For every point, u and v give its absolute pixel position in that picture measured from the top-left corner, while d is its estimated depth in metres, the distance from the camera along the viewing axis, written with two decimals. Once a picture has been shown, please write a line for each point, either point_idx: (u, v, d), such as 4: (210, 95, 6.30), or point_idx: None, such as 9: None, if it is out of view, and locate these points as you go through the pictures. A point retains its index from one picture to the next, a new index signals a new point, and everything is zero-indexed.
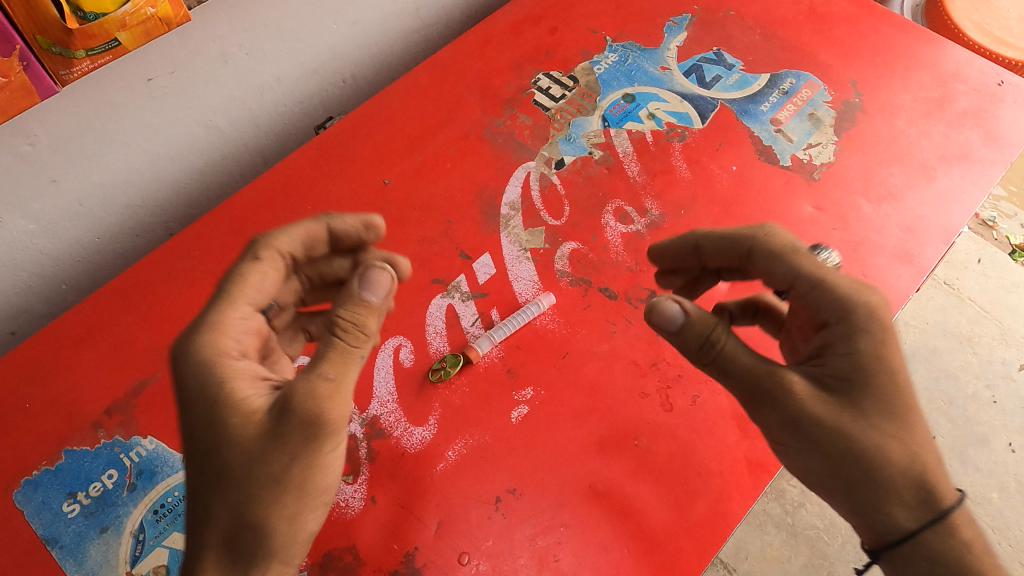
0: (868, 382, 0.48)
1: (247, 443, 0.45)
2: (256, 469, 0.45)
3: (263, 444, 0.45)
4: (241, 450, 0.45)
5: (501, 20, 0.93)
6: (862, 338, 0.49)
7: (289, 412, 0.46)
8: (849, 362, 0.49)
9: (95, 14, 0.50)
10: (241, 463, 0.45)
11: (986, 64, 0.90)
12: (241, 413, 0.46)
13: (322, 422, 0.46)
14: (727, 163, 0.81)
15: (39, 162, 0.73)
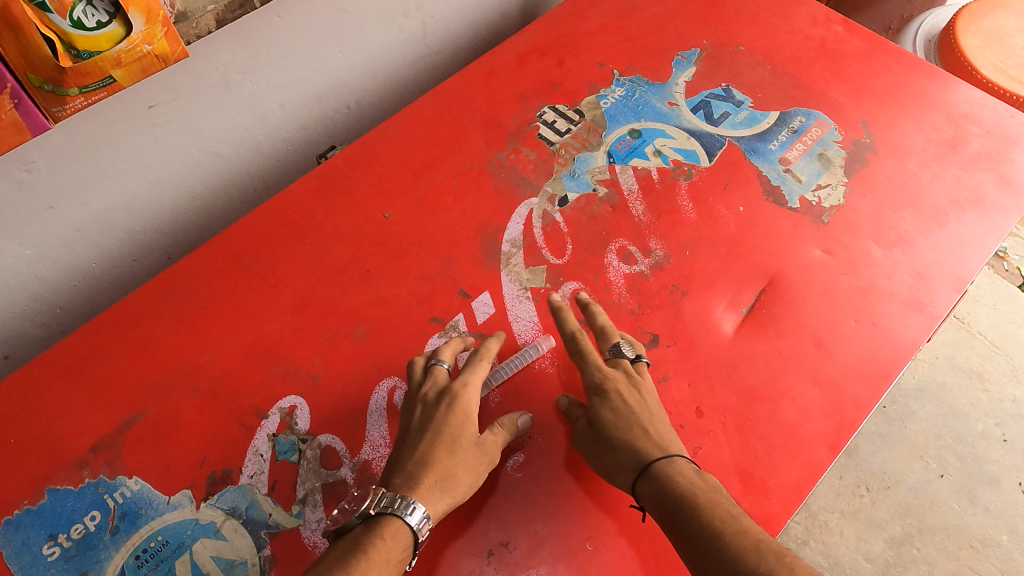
0: (606, 420, 0.60)
1: (470, 436, 0.60)
2: (468, 457, 0.59)
3: (478, 445, 0.60)
4: (465, 437, 0.60)
5: (507, 51, 0.92)
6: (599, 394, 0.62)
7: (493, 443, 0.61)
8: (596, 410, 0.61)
9: (89, 53, 0.49)
10: (461, 446, 0.59)
11: (1000, 105, 0.88)
12: (458, 430, 0.60)
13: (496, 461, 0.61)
14: (734, 203, 0.79)
15: (37, 189, 0.73)
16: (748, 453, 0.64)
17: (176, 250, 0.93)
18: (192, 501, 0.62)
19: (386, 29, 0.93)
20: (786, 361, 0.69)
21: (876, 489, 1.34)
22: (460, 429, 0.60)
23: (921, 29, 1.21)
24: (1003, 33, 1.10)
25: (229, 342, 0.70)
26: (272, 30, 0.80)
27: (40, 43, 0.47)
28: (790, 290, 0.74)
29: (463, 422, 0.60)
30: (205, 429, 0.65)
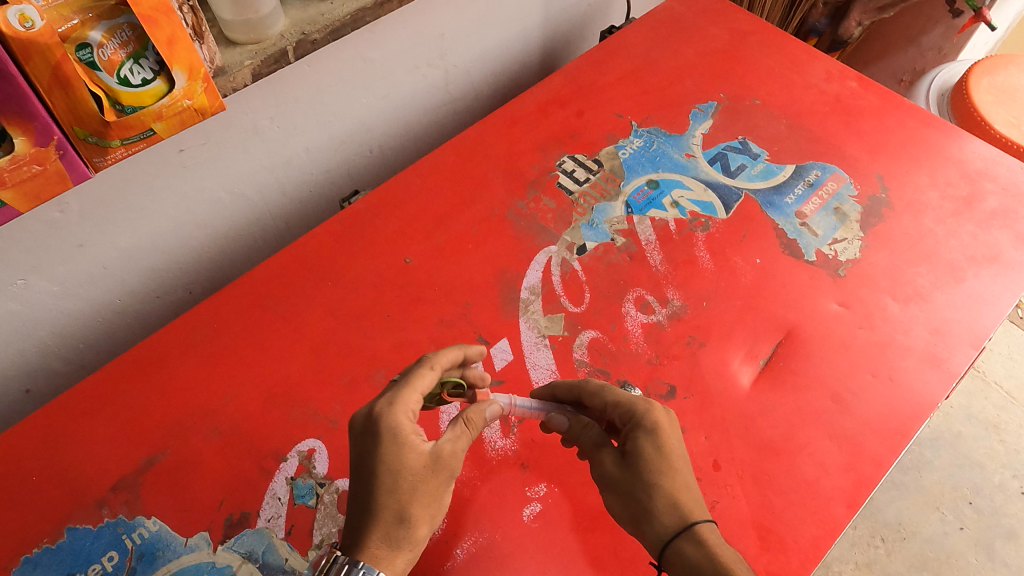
0: (647, 456, 0.57)
1: (418, 467, 0.53)
2: (419, 489, 0.53)
3: (428, 471, 0.54)
4: (413, 470, 0.53)
5: (528, 101, 0.94)
6: (642, 425, 0.59)
7: (444, 460, 0.54)
8: (636, 442, 0.58)
9: (133, 108, 0.52)
10: (410, 482, 0.53)
11: (1015, 163, 0.89)
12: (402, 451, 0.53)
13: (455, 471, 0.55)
14: (751, 255, 0.80)
15: (69, 229, 0.75)
16: (765, 509, 0.64)
17: (198, 288, 0.95)
18: (209, 543, 0.62)
19: (411, 78, 0.96)
20: (803, 415, 0.69)
21: (891, 540, 1.32)
22: (395, 450, 0.53)
23: (933, 83, 1.23)
24: (1015, 90, 1.12)
25: (250, 383, 0.71)
26: (303, 79, 0.82)
27: (89, 99, 0.49)
28: (807, 343, 0.74)
29: (400, 449, 0.53)
30: (224, 471, 0.66)
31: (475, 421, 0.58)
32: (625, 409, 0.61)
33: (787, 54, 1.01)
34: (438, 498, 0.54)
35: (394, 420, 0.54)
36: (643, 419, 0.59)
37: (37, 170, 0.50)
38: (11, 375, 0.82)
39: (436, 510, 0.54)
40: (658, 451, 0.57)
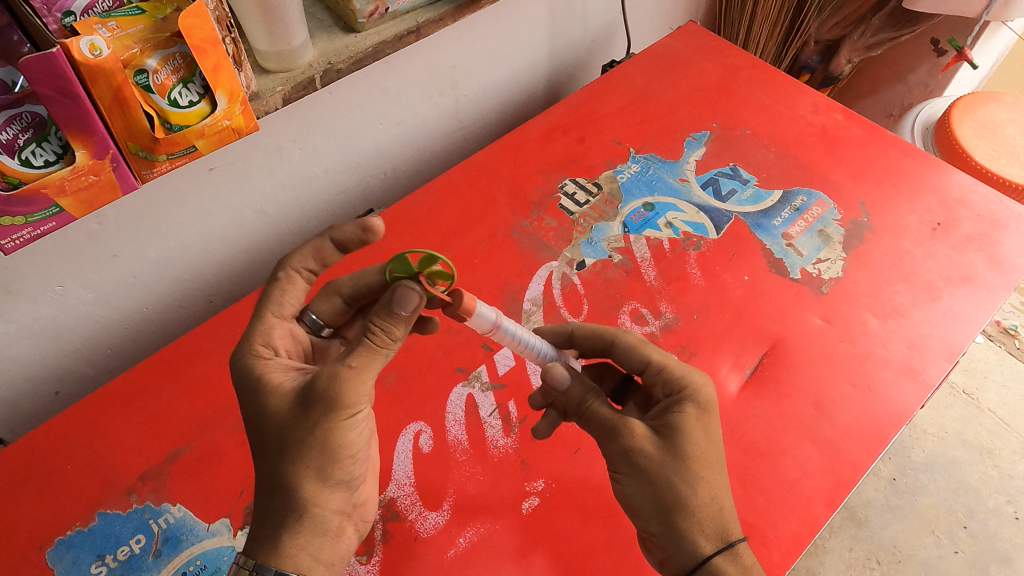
0: (693, 437, 0.58)
1: (278, 415, 0.54)
2: (288, 438, 0.53)
3: (294, 415, 0.54)
4: (275, 420, 0.54)
5: (533, 129, 1.01)
6: (690, 404, 0.60)
7: (315, 395, 0.53)
8: (684, 420, 0.58)
9: (179, 126, 0.58)
10: (274, 432, 0.54)
11: (990, 191, 0.94)
12: (275, 395, 0.55)
13: (337, 401, 0.53)
14: (740, 273, 0.86)
15: (105, 239, 0.79)
16: (749, 506, 0.68)
17: (219, 299, 0.99)
18: (230, 529, 0.67)
19: (424, 105, 1.02)
20: (786, 421, 0.74)
21: (887, 562, 1.34)
22: (265, 399, 0.55)
23: (919, 118, 1.30)
24: (996, 124, 1.18)
25: None
26: (325, 106, 0.89)
27: (142, 118, 0.55)
28: (791, 355, 0.79)
29: (267, 400, 0.55)
30: (245, 464, 0.71)
31: (372, 333, 0.55)
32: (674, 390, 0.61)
33: (777, 88, 1.07)
34: (320, 440, 0.53)
35: (256, 371, 0.57)
36: (691, 399, 0.60)
37: (93, 181, 0.56)
38: (43, 377, 0.86)
39: (324, 452, 0.53)
40: (705, 436, 0.58)
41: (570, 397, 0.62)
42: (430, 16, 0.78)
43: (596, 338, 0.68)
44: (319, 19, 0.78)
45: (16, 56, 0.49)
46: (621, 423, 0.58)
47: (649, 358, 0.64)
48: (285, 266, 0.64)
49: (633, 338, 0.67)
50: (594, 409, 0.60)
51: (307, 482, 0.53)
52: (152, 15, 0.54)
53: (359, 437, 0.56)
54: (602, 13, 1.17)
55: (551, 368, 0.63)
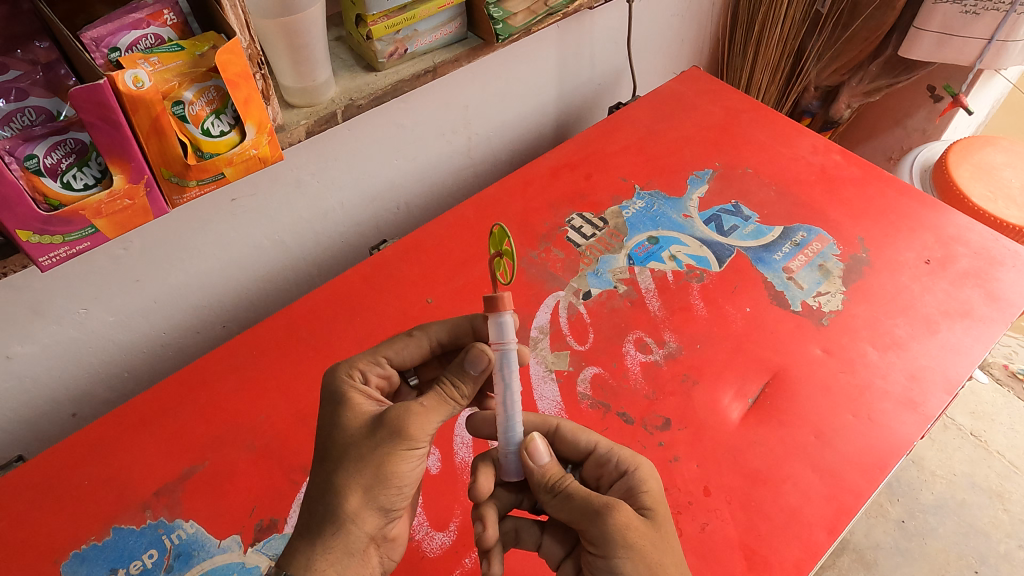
0: (663, 514, 0.58)
1: (350, 431, 0.56)
2: (349, 452, 0.55)
3: (362, 434, 0.56)
4: (345, 436, 0.56)
5: (542, 165, 1.05)
6: (652, 480, 0.60)
7: (387, 420, 0.55)
8: (654, 498, 0.58)
9: (210, 154, 0.61)
10: (340, 445, 0.56)
11: (985, 229, 0.97)
12: (353, 412, 0.57)
13: (404, 431, 0.55)
14: (742, 304, 0.88)
15: (129, 263, 0.82)
16: (751, 531, 0.69)
17: (234, 326, 1.02)
18: (240, 545, 0.69)
19: (437, 143, 1.07)
20: (788, 449, 0.75)
21: None
22: (344, 416, 0.57)
23: (916, 160, 1.33)
24: (992, 167, 1.22)
25: (283, 404, 0.79)
26: (343, 141, 0.93)
27: (177, 145, 0.58)
28: (793, 385, 0.80)
29: (345, 417, 0.57)
30: (257, 482, 0.73)
31: (444, 384, 0.58)
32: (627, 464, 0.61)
33: (777, 130, 1.11)
34: (377, 463, 0.54)
35: (344, 386, 0.59)
36: (651, 475, 0.60)
37: (127, 204, 0.59)
38: (61, 398, 0.87)
39: (376, 475, 0.54)
40: (669, 514, 0.58)
41: (545, 477, 0.59)
42: (446, 57, 0.83)
43: (539, 423, 0.67)
44: (342, 59, 0.82)
45: (61, 86, 0.57)
46: (610, 501, 0.55)
47: (596, 442, 0.63)
48: (421, 329, 0.67)
49: (574, 423, 0.66)
50: (573, 489, 0.57)
51: (352, 501, 0.53)
52: (190, 51, 0.58)
53: (410, 474, 0.56)
54: (608, 58, 1.23)
55: (532, 441, 0.60)
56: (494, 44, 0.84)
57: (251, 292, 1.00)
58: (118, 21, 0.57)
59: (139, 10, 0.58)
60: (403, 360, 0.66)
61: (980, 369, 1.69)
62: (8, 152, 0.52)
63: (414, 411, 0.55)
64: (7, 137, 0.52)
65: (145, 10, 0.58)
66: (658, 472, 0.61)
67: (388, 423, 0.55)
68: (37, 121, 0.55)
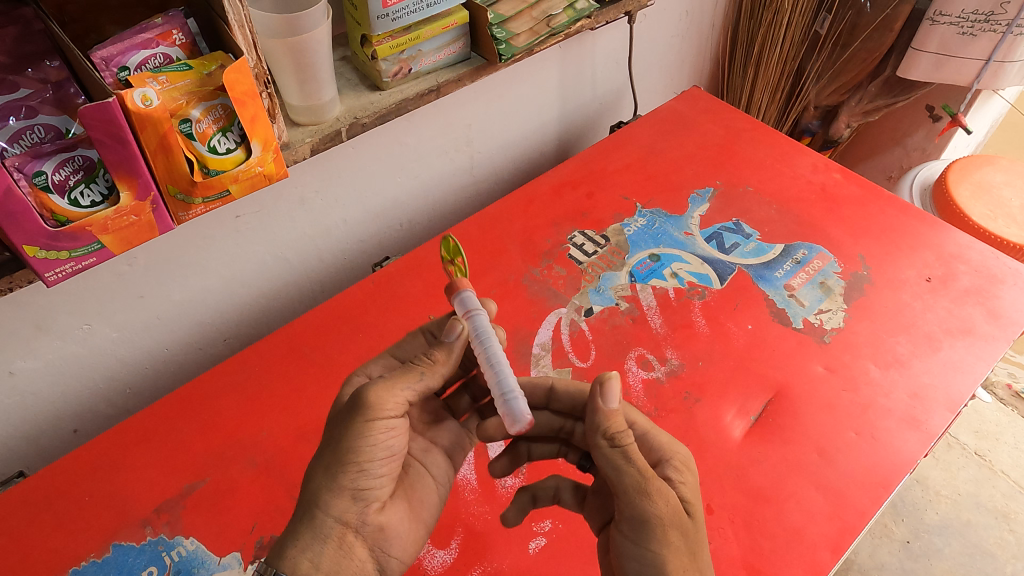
0: (697, 511, 0.58)
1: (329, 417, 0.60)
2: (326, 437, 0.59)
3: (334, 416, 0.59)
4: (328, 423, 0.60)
5: (544, 184, 1.06)
6: (689, 473, 0.60)
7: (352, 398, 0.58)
8: (690, 491, 0.58)
9: (216, 171, 0.62)
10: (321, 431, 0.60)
11: (986, 248, 0.98)
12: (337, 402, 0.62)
13: (361, 400, 0.57)
14: (743, 322, 0.88)
15: (133, 280, 0.83)
16: (754, 550, 0.69)
17: (237, 342, 1.02)
18: (240, 562, 0.68)
19: (440, 161, 1.08)
20: (791, 467, 0.75)
21: None
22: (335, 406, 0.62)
23: (916, 179, 1.34)
24: (991, 186, 1.22)
25: (285, 421, 0.79)
26: (347, 159, 0.94)
27: (183, 162, 0.59)
28: (795, 403, 0.80)
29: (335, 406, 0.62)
30: (258, 499, 0.73)
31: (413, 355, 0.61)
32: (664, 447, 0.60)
33: (777, 149, 1.12)
34: (340, 438, 0.57)
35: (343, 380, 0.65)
36: (689, 467, 0.60)
37: (133, 220, 0.59)
38: (63, 414, 0.87)
39: (336, 452, 0.56)
40: (703, 514, 0.58)
41: (586, 443, 0.58)
42: (449, 77, 0.84)
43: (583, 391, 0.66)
44: (347, 78, 0.83)
45: (70, 104, 0.57)
46: (656, 487, 0.55)
47: (633, 420, 0.63)
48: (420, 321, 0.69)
49: (615, 398, 0.65)
50: (630, 454, 0.56)
51: (318, 482, 0.56)
52: (198, 70, 0.60)
53: (375, 449, 0.57)
54: (609, 78, 1.24)
55: (564, 406, 0.57)
56: (497, 64, 0.85)
57: (253, 308, 1.00)
58: (128, 41, 0.58)
59: (148, 31, 0.60)
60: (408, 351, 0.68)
61: (983, 388, 1.68)
62: (17, 169, 0.53)
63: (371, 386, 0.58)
64: (17, 154, 0.53)
65: (154, 30, 0.60)
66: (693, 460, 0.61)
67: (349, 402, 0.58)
68: (46, 138, 0.56)
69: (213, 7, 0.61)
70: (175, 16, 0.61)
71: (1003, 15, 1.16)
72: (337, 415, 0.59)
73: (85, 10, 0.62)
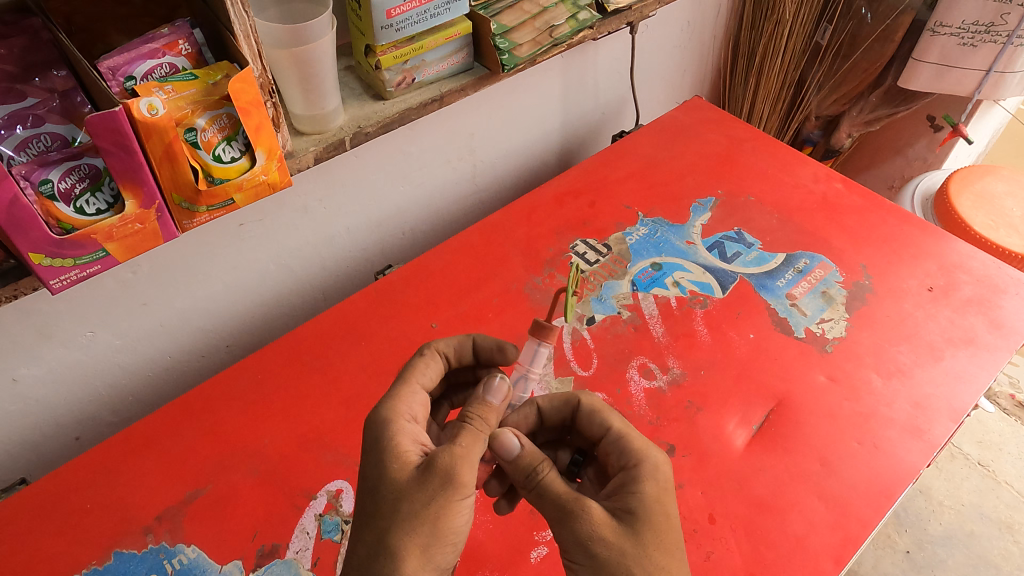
0: (653, 520, 0.54)
1: (396, 483, 0.53)
2: (400, 508, 0.51)
3: (409, 486, 0.52)
4: (392, 489, 0.52)
5: (546, 192, 1.07)
6: (649, 481, 0.56)
7: (433, 468, 0.52)
8: (642, 501, 0.55)
9: (221, 179, 0.62)
10: (390, 501, 0.52)
11: (988, 257, 0.98)
12: (398, 458, 0.54)
13: (455, 478, 0.52)
14: (745, 331, 0.88)
15: (137, 287, 0.83)
16: (756, 560, 0.69)
17: (240, 350, 1.02)
18: (241, 571, 0.68)
19: (443, 169, 1.08)
20: (793, 476, 0.75)
21: None
22: (395, 465, 0.54)
23: (918, 189, 1.34)
24: (993, 196, 1.22)
25: (287, 429, 0.79)
26: (350, 168, 0.95)
27: (188, 170, 0.59)
28: (797, 412, 0.80)
29: (395, 466, 0.53)
30: (260, 507, 0.73)
31: (474, 416, 0.57)
32: (630, 454, 0.59)
33: (778, 158, 1.13)
34: (433, 517, 0.51)
35: (390, 433, 0.56)
36: (650, 475, 0.57)
37: (138, 228, 0.60)
38: (65, 421, 0.88)
39: (432, 533, 0.51)
40: (668, 524, 0.54)
41: (518, 468, 0.57)
42: (453, 86, 0.84)
43: (562, 399, 0.66)
44: (351, 88, 0.84)
45: (77, 113, 0.58)
46: (577, 505, 0.53)
47: (611, 425, 0.62)
48: (428, 347, 0.66)
49: (598, 402, 0.65)
50: (545, 485, 0.55)
51: (409, 563, 0.50)
52: (204, 80, 0.60)
53: (461, 526, 0.54)
54: (612, 87, 1.25)
55: (498, 434, 0.57)
56: (500, 74, 0.85)
57: (256, 316, 1.00)
58: (135, 51, 0.59)
59: (154, 40, 0.60)
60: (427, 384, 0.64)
61: (986, 398, 1.68)
62: (23, 177, 0.53)
63: (460, 457, 0.52)
64: (23, 162, 0.54)
65: (160, 40, 0.60)
66: (663, 465, 0.58)
67: (430, 472, 0.52)
68: (52, 147, 0.56)
69: (220, 18, 0.62)
70: (181, 26, 0.62)
71: (1004, 26, 1.16)
72: (413, 483, 0.52)
73: (93, 20, 0.63)
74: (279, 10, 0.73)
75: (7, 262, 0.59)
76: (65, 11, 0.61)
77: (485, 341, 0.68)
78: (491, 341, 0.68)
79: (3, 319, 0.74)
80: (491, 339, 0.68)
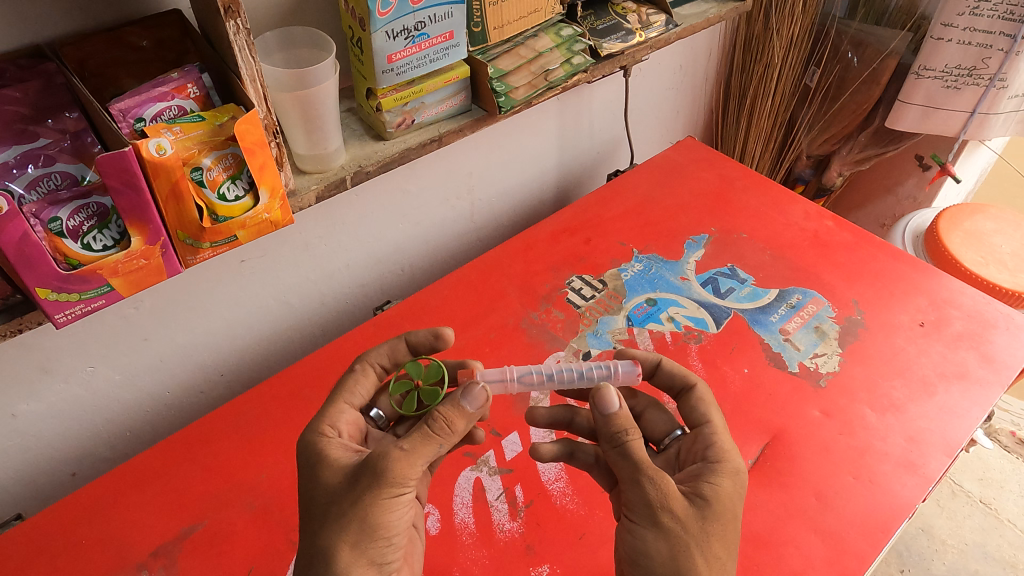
0: (722, 511, 0.57)
1: (329, 486, 0.56)
2: (333, 507, 0.54)
3: (342, 488, 0.55)
4: (326, 490, 0.56)
5: (543, 230, 1.09)
6: (726, 478, 0.59)
7: (366, 469, 0.54)
8: (717, 491, 0.58)
9: (225, 218, 0.63)
10: (323, 502, 0.55)
11: (978, 293, 0.99)
12: (330, 465, 0.57)
13: (385, 479, 0.54)
14: (739, 365, 0.89)
15: (139, 323, 0.84)
16: None
17: (237, 385, 1.03)
18: None
19: (441, 208, 1.11)
20: (789, 512, 0.75)
21: None
22: (331, 474, 0.56)
23: (908, 226, 1.36)
24: (982, 234, 1.25)
25: (283, 464, 0.79)
26: (351, 206, 0.97)
27: (193, 209, 0.61)
28: (792, 446, 0.81)
29: (327, 472, 0.57)
30: (255, 542, 0.73)
31: (434, 420, 0.56)
32: (717, 449, 0.62)
33: (770, 196, 1.15)
34: (361, 515, 0.54)
35: (316, 444, 0.59)
36: (728, 474, 0.60)
37: (143, 264, 0.61)
38: (62, 458, 0.88)
39: (361, 529, 0.53)
40: (733, 523, 0.58)
41: (610, 424, 0.59)
42: (451, 127, 0.87)
43: (679, 378, 0.69)
44: (352, 129, 0.86)
45: (87, 153, 0.60)
46: (656, 472, 0.56)
47: (710, 419, 0.65)
48: (361, 360, 0.68)
49: (707, 394, 0.68)
50: (630, 445, 0.57)
51: (339, 556, 0.53)
52: (210, 122, 0.62)
53: (395, 521, 0.56)
54: (606, 128, 1.28)
55: (602, 390, 0.60)
56: (497, 115, 0.88)
57: (255, 350, 1.01)
58: (145, 94, 0.61)
59: (164, 85, 0.63)
60: (357, 400, 0.66)
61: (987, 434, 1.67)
62: (33, 215, 0.55)
63: (391, 456, 0.54)
64: (34, 201, 0.55)
65: (170, 85, 0.63)
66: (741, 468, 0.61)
67: (362, 473, 0.54)
68: (62, 185, 0.58)
69: (228, 63, 0.64)
70: (190, 71, 0.65)
71: (985, 69, 1.20)
72: (347, 484, 0.55)
73: (105, 65, 0.66)
74: (285, 56, 0.76)
75: (13, 296, 0.60)
76: (79, 56, 0.64)
77: (419, 340, 0.70)
78: (424, 335, 0.70)
79: (5, 354, 0.75)
80: (427, 335, 0.70)
